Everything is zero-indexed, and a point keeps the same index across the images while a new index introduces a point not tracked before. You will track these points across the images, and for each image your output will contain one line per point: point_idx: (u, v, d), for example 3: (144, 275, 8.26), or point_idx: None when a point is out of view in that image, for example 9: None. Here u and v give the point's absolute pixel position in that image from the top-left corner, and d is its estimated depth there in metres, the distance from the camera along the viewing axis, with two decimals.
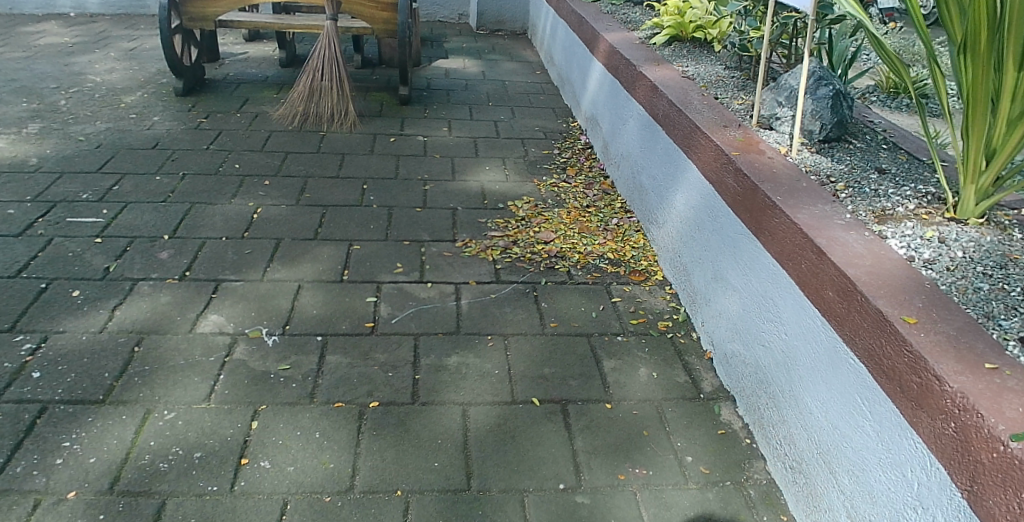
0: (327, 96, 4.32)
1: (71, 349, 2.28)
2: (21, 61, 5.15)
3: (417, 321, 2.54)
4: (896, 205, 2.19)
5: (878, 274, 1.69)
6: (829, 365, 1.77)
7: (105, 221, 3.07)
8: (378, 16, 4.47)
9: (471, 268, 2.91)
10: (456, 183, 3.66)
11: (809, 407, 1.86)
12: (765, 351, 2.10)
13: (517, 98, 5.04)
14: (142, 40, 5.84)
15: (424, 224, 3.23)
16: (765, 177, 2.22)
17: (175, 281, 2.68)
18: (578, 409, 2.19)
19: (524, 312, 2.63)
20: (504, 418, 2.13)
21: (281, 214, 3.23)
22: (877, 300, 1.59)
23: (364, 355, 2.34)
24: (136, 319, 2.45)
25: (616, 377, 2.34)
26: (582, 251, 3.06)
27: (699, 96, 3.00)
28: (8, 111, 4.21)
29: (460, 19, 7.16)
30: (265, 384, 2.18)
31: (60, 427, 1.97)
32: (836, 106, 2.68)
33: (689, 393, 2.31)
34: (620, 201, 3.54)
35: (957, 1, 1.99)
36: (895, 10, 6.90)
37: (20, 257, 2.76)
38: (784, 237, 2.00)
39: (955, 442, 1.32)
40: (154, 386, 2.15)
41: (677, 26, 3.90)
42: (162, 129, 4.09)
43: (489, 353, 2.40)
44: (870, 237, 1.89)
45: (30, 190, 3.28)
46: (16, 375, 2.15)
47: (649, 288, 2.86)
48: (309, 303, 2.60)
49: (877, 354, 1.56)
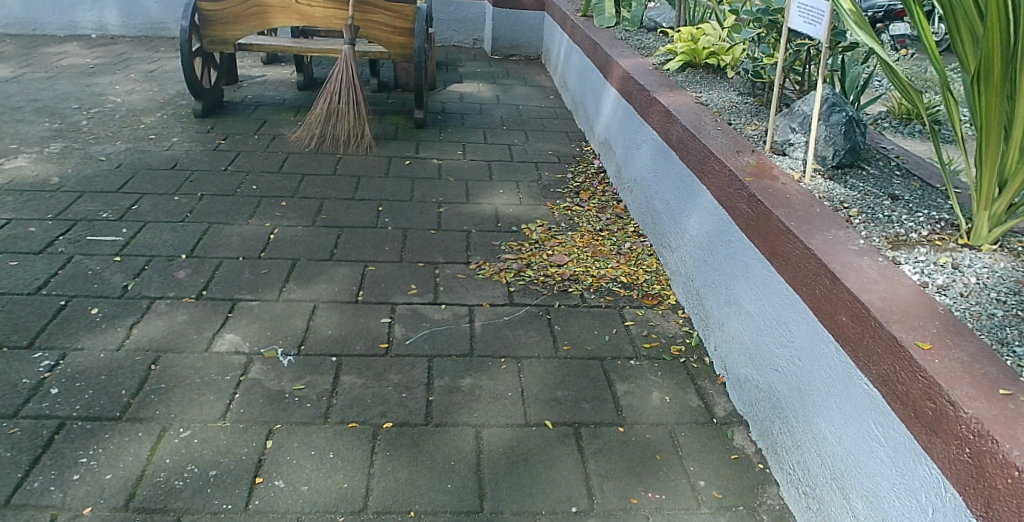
0: (344, 118, 4.38)
1: (88, 367, 2.31)
2: (43, 82, 5.26)
3: (431, 342, 2.55)
4: (910, 231, 2.20)
5: (892, 300, 1.70)
6: (843, 390, 1.77)
7: (124, 240, 3.12)
8: (394, 40, 4.54)
9: (485, 290, 2.92)
10: (470, 206, 3.70)
11: (823, 432, 1.86)
12: (779, 376, 2.10)
13: (532, 123, 5.10)
14: (162, 62, 5.95)
15: (438, 246, 3.26)
16: (779, 202, 2.23)
17: (192, 300, 2.72)
18: (591, 432, 2.19)
19: (537, 334, 2.64)
20: (517, 440, 2.13)
21: (298, 236, 3.26)
22: (892, 325, 1.60)
23: (378, 376, 2.36)
24: (153, 337, 2.48)
25: (629, 401, 2.34)
26: (595, 275, 3.08)
27: (713, 122, 3.03)
28: (31, 131, 4.29)
29: (474, 44, 7.25)
30: (280, 404, 2.20)
31: (77, 444, 1.99)
32: (849, 132, 2.69)
33: (701, 417, 2.31)
34: (633, 225, 3.55)
35: (971, 29, 2.00)
36: (906, 37, 6.98)
37: (40, 274, 2.80)
38: (798, 263, 2.00)
39: (970, 468, 1.32)
40: (170, 403, 2.17)
41: (690, 53, 3.92)
42: (180, 150, 4.16)
43: (502, 375, 2.41)
44: (884, 263, 1.90)
45: (52, 209, 3.34)
46: (34, 392, 2.17)
47: (662, 311, 2.87)
48: (323, 323, 2.62)
49: (891, 379, 1.57)
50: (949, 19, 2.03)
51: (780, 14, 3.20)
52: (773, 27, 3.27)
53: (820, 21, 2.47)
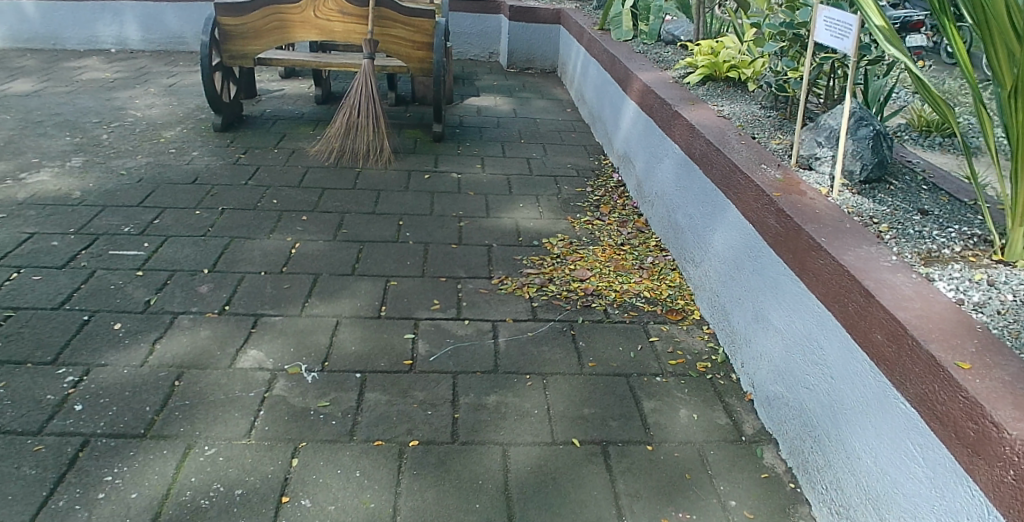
0: (363, 132, 4.39)
1: (113, 383, 2.30)
2: (64, 96, 5.31)
3: (455, 359, 2.53)
4: (942, 247, 2.16)
5: (928, 317, 1.68)
6: (878, 409, 1.75)
7: (146, 255, 3.12)
8: (413, 54, 4.56)
9: (509, 305, 2.90)
10: (491, 220, 3.68)
11: (857, 452, 1.83)
12: (810, 394, 2.07)
13: (550, 136, 5.09)
14: (181, 77, 6.00)
15: (460, 260, 3.25)
16: (808, 218, 2.20)
17: (215, 315, 2.71)
18: (619, 451, 2.16)
19: (562, 351, 2.61)
20: (544, 459, 2.10)
21: (320, 250, 3.26)
22: (929, 344, 1.57)
23: (403, 392, 2.34)
24: (177, 353, 2.47)
25: (656, 418, 2.31)
26: (618, 290, 3.05)
27: (737, 136, 3.00)
28: (52, 145, 4.33)
29: (490, 57, 7.29)
30: (305, 421, 2.18)
31: (103, 461, 1.98)
32: (877, 147, 2.66)
33: (730, 435, 2.27)
34: (655, 239, 3.53)
35: (1005, 42, 1.96)
36: (923, 50, 6.93)
37: (63, 289, 2.81)
38: (829, 279, 1.98)
39: (1014, 490, 1.28)
40: (195, 421, 2.16)
41: (711, 66, 3.90)
42: (201, 164, 4.18)
43: (528, 392, 2.38)
44: (917, 280, 1.87)
45: (74, 223, 3.35)
46: (59, 408, 2.17)
47: (687, 327, 2.84)
48: (347, 339, 2.60)
49: (930, 399, 1.54)
50: (982, 33, 1.99)
51: (804, 28, 3.15)
52: (797, 41, 3.23)
53: (847, 35, 2.45)
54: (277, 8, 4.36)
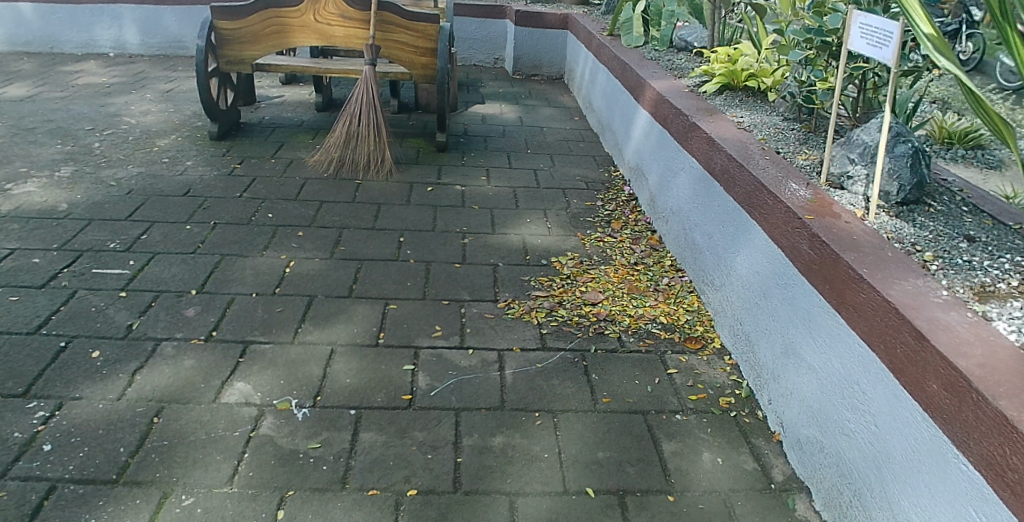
0: (364, 141, 4.20)
1: (86, 420, 2.11)
2: (58, 101, 5.14)
3: (458, 393, 2.34)
4: (996, 280, 1.96)
5: (993, 366, 1.48)
6: (933, 467, 1.55)
7: (131, 274, 2.94)
8: (417, 61, 4.38)
9: (516, 332, 2.71)
10: (496, 237, 3.50)
11: (907, 512, 1.64)
12: (849, 441, 1.87)
13: (557, 146, 4.90)
14: (179, 82, 5.83)
15: (464, 281, 3.06)
16: (846, 245, 2.01)
17: (201, 342, 2.53)
18: (638, 501, 1.96)
19: (573, 385, 2.42)
20: (556, 512, 1.90)
21: (316, 270, 3.07)
22: (997, 399, 1.37)
23: (401, 432, 2.15)
24: (158, 385, 2.29)
25: (677, 463, 2.12)
26: (633, 315, 2.86)
27: (760, 151, 2.81)
28: (41, 153, 4.15)
29: (496, 63, 7.11)
30: (294, 466, 1.99)
31: (68, 513, 1.79)
32: (915, 165, 2.47)
33: (758, 483, 2.07)
34: (670, 258, 3.34)
35: None
36: None
37: (40, 311, 2.63)
38: (873, 316, 1.78)
39: None
40: (173, 465, 1.97)
41: (729, 74, 3.71)
42: (194, 174, 4.00)
43: (538, 433, 2.19)
44: (973, 319, 1.68)
45: (58, 238, 3.18)
46: (25, 449, 1.98)
47: (707, 357, 2.64)
48: (342, 371, 2.41)
49: (999, 463, 1.34)
50: None
51: (833, 35, 2.96)
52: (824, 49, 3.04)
53: (887, 44, 2.25)
54: (276, 11, 4.19)
